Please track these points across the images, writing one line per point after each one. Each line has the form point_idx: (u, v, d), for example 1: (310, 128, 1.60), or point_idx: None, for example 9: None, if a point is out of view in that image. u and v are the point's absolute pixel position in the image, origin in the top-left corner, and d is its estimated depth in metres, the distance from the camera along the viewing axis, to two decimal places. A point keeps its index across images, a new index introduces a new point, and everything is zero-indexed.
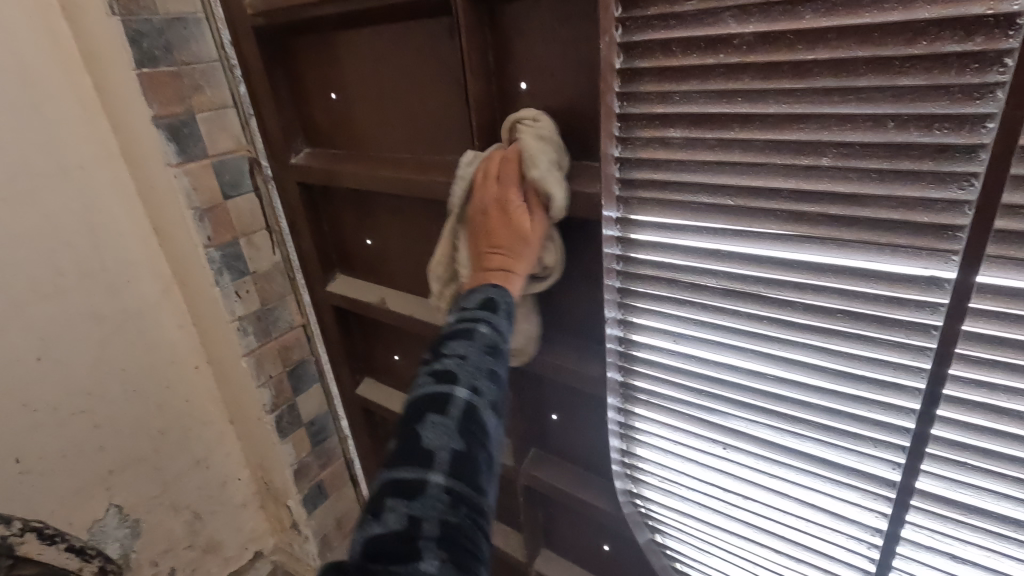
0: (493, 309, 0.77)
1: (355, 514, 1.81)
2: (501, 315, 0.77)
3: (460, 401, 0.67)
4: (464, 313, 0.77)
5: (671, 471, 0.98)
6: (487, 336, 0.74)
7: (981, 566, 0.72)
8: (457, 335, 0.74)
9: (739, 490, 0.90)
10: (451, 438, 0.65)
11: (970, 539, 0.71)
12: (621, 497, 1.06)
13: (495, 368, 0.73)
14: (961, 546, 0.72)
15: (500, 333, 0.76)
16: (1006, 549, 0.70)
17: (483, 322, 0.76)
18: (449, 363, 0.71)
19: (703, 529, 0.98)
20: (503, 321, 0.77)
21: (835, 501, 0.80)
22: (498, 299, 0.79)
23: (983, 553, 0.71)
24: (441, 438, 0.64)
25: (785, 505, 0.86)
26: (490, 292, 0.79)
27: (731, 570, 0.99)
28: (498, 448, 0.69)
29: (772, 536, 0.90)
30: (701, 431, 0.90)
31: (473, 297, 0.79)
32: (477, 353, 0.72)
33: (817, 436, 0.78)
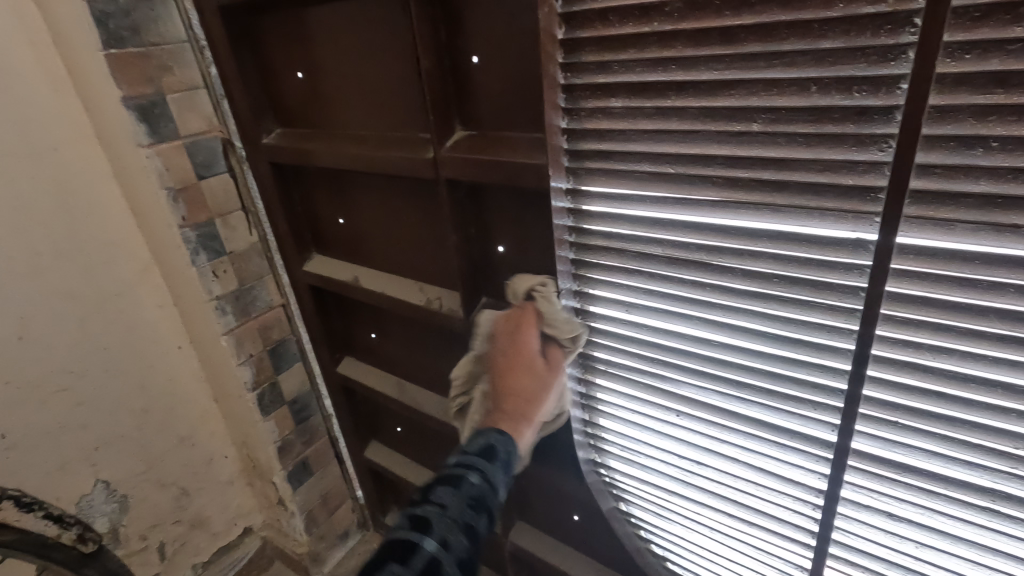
0: (491, 459, 0.79)
1: (340, 491, 1.85)
2: (498, 468, 0.79)
3: (426, 555, 0.68)
4: (462, 456, 0.80)
5: (631, 440, 1.00)
6: (477, 486, 0.76)
7: (916, 523, 0.74)
8: (445, 480, 0.76)
9: (694, 457, 0.92)
10: None
11: (905, 497, 0.74)
12: (586, 466, 1.09)
13: (474, 524, 0.74)
14: (898, 505, 0.75)
15: (492, 487, 0.77)
16: (938, 506, 0.72)
17: (476, 472, 0.77)
18: (429, 511, 0.73)
19: (663, 495, 1.01)
20: (498, 476, 0.79)
21: (781, 464, 0.83)
22: (499, 448, 0.80)
23: (918, 510, 0.74)
24: None
25: (735, 470, 0.89)
26: (491, 438, 0.81)
27: (690, 536, 1.02)
28: None
29: (725, 502, 0.93)
30: (656, 400, 0.92)
31: (475, 440, 0.81)
32: (458, 504, 0.74)
33: (760, 401, 0.80)
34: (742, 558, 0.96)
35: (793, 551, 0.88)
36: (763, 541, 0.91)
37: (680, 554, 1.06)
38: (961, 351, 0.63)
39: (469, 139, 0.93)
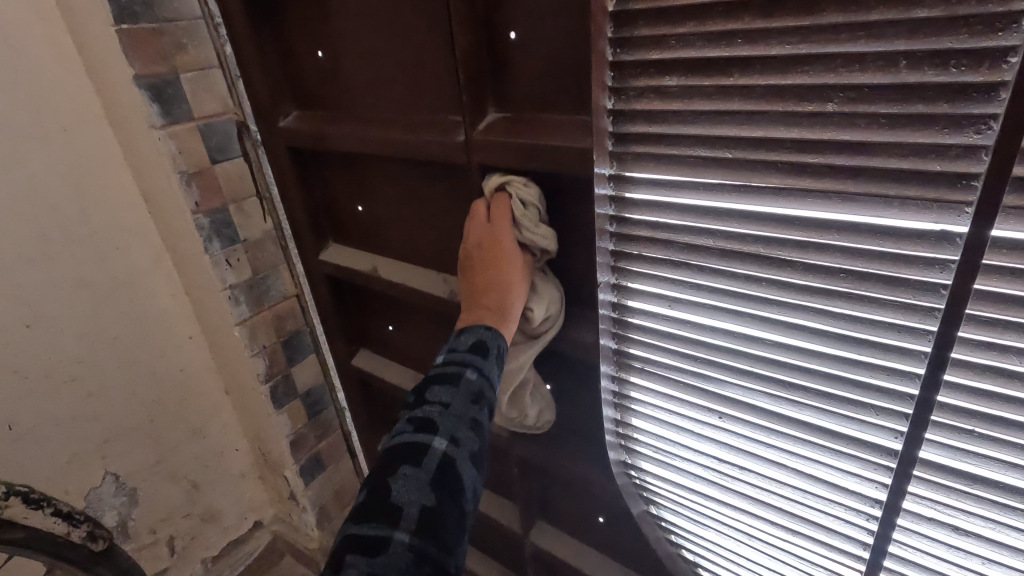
0: (483, 353, 0.77)
1: (353, 485, 1.81)
2: (492, 360, 0.77)
3: (435, 456, 0.68)
4: (455, 353, 0.78)
5: (666, 442, 0.95)
6: (474, 380, 0.75)
7: (988, 539, 0.69)
8: (443, 379, 0.75)
9: (736, 462, 0.87)
10: (423, 496, 0.65)
11: (976, 510, 0.68)
12: (616, 468, 1.04)
13: (478, 417, 0.73)
14: (967, 519, 0.70)
15: (489, 379, 0.76)
16: (1015, 522, 0.67)
17: (472, 368, 0.76)
18: (430, 412, 0.72)
19: (699, 500, 0.96)
20: (494, 365, 0.77)
21: (834, 472, 0.78)
22: (490, 342, 0.78)
23: (991, 525, 0.68)
24: (411, 496, 0.65)
25: (782, 476, 0.84)
26: (483, 334, 0.78)
27: (726, 542, 0.97)
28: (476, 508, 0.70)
29: (768, 508, 0.88)
30: (696, 400, 0.87)
31: (467, 334, 0.79)
32: (460, 402, 0.73)
33: (815, 404, 0.74)
34: (783, 567, 0.92)
35: (842, 562, 0.83)
36: (808, 551, 0.87)
37: (713, 560, 1.02)
38: None
39: (503, 122, 0.88)
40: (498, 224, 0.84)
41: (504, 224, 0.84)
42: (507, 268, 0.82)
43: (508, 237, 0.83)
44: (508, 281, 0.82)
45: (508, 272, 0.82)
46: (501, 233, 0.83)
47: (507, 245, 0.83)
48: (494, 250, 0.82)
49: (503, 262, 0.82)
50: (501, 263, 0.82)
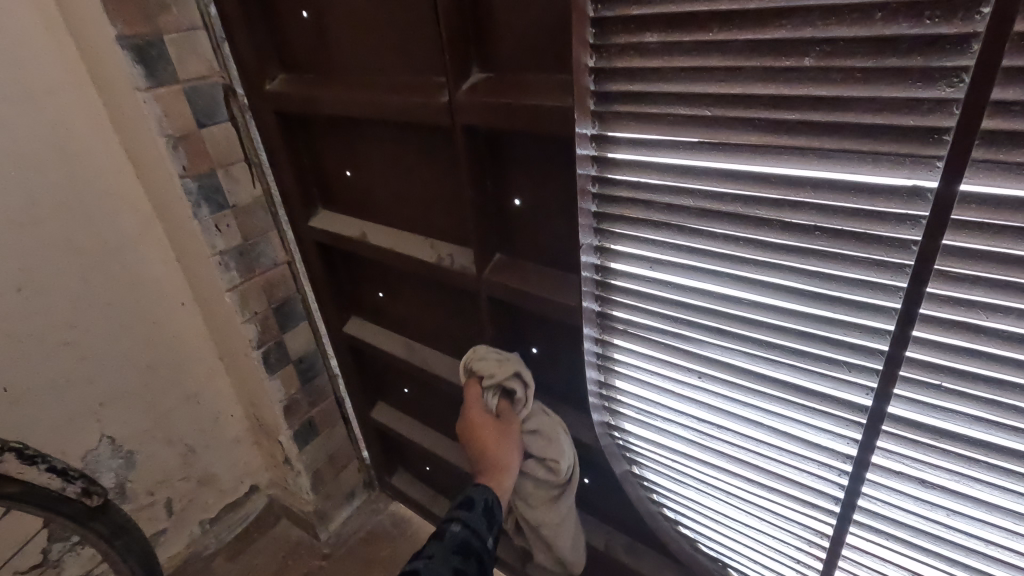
0: (468, 508, 0.94)
1: (347, 451, 1.84)
2: (473, 513, 0.94)
3: None
4: (444, 518, 0.94)
5: (647, 403, 0.97)
6: (460, 533, 0.91)
7: (953, 491, 0.71)
8: (432, 540, 0.90)
9: (714, 421, 0.89)
10: None
11: (942, 463, 0.70)
12: (599, 429, 1.06)
13: (464, 563, 0.88)
14: (934, 473, 0.72)
15: (472, 531, 0.92)
16: (979, 474, 0.69)
17: (456, 522, 0.92)
18: (420, 563, 0.85)
19: (679, 459, 0.99)
20: (476, 518, 0.93)
21: (808, 429, 0.80)
22: (477, 499, 0.96)
23: (956, 478, 0.70)
24: None
25: (758, 434, 0.86)
26: (471, 492, 0.97)
27: (706, 500, 1.00)
28: None
29: (744, 466, 0.90)
30: (676, 361, 0.89)
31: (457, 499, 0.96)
32: (446, 553, 0.87)
33: (790, 362, 0.76)
34: (759, 523, 0.95)
35: (815, 517, 0.86)
36: (783, 507, 0.89)
37: (693, 517, 1.05)
38: (1019, 310, 0.58)
39: (487, 83, 0.87)
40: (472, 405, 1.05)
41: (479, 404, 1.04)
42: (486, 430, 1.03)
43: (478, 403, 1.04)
44: (491, 438, 1.02)
45: (493, 439, 1.02)
46: (472, 414, 1.04)
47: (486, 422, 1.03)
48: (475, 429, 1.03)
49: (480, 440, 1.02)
50: (485, 434, 1.02)
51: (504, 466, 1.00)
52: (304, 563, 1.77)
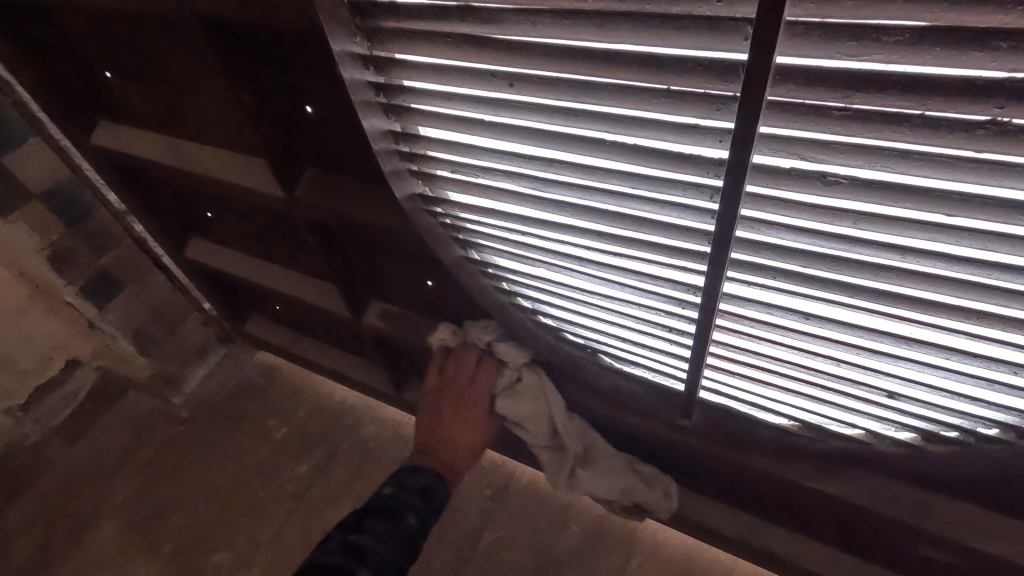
0: (422, 497, 0.83)
1: (179, 304, 1.51)
2: (428, 508, 0.82)
3: (409, 526, 0.78)
4: (402, 491, 0.82)
5: (461, 153, 0.66)
6: (416, 530, 0.78)
7: (891, 187, 0.45)
8: (377, 515, 0.77)
9: (546, 158, 0.60)
10: (395, 542, 0.75)
11: (870, 143, 0.43)
12: (415, 206, 0.76)
13: (413, 526, 0.78)
14: (854, 163, 0.45)
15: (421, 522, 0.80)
16: (933, 147, 0.42)
17: (412, 512, 0.80)
18: (364, 539, 0.73)
19: (519, 227, 0.71)
20: (425, 507, 0.82)
21: (666, 135, 0.51)
22: (425, 484, 0.85)
23: (895, 164, 0.44)
24: (387, 531, 0.75)
25: (606, 163, 0.57)
26: (428, 480, 0.86)
27: (562, 277, 0.75)
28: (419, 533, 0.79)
29: (594, 217, 0.63)
30: (473, 65, 0.56)
31: (422, 480, 0.86)
32: (393, 540, 0.75)
33: (638, 11, 0.44)
34: (623, 293, 0.71)
35: (685, 268, 0.62)
36: (647, 264, 0.65)
37: (550, 303, 0.82)
38: None
39: None
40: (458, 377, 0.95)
41: (435, 379, 0.98)
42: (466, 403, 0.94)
43: (479, 391, 0.94)
44: (470, 421, 0.95)
45: (466, 429, 0.94)
46: (464, 378, 0.94)
47: (474, 409, 0.94)
48: (452, 403, 0.95)
49: (468, 424, 0.94)
50: (460, 422, 0.94)
51: (472, 441, 0.94)
52: (161, 430, 1.54)
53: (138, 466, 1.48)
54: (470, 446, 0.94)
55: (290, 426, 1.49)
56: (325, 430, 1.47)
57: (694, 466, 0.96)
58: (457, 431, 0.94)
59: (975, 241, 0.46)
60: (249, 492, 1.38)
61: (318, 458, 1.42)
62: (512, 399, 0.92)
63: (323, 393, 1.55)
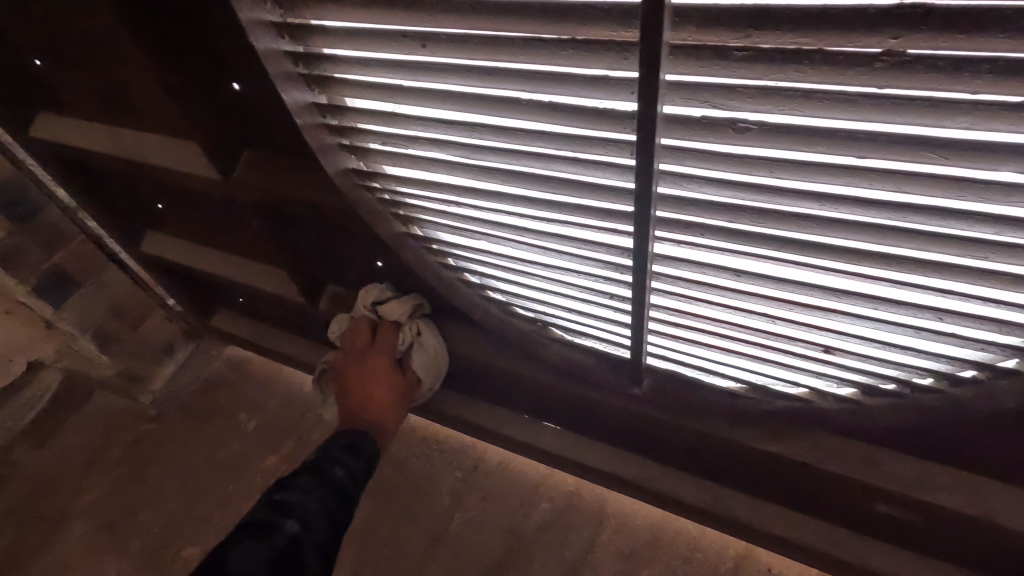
0: (352, 454, 0.80)
1: (140, 301, 1.48)
2: (355, 462, 0.79)
3: (337, 482, 0.74)
4: (327, 451, 0.79)
5: (390, 124, 0.64)
6: (341, 480, 0.75)
7: (800, 131, 0.43)
8: (306, 472, 0.73)
9: (470, 124, 0.59)
10: (325, 503, 0.70)
11: (775, 85, 0.42)
12: (352, 181, 0.74)
13: (344, 490, 0.74)
14: (763, 108, 0.43)
15: (353, 478, 0.77)
16: (836, 87, 0.40)
17: (339, 466, 0.76)
18: (290, 496, 0.68)
19: (455, 199, 0.70)
20: (353, 464, 0.79)
21: (580, 90, 0.50)
22: (360, 442, 0.83)
23: (801, 107, 0.42)
24: (313, 491, 0.70)
25: (529, 124, 0.56)
26: (354, 438, 0.84)
27: (503, 248, 0.74)
28: (350, 496, 0.75)
29: (524, 184, 0.62)
30: (383, 27, 0.54)
31: (342, 441, 0.82)
32: (321, 493, 0.71)
33: None
34: (564, 262, 0.70)
35: (618, 230, 0.61)
36: (581, 229, 0.64)
37: (497, 277, 0.81)
38: None
39: None
40: (377, 347, 0.95)
41: (363, 342, 0.96)
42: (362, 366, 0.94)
43: (386, 357, 0.95)
44: (382, 387, 0.94)
45: (383, 386, 0.94)
46: (378, 347, 0.95)
47: (387, 368, 0.95)
48: (370, 371, 0.94)
49: (377, 390, 0.93)
50: (379, 376, 0.94)
51: (378, 407, 0.92)
52: (130, 430, 1.52)
53: (108, 466, 1.45)
54: (387, 406, 0.93)
55: (260, 419, 1.48)
56: (295, 421, 1.46)
57: (653, 434, 0.96)
58: (383, 391, 0.93)
59: (888, 184, 0.44)
60: (221, 487, 1.37)
61: (289, 449, 1.41)
62: (416, 354, 0.96)
63: (293, 384, 1.53)
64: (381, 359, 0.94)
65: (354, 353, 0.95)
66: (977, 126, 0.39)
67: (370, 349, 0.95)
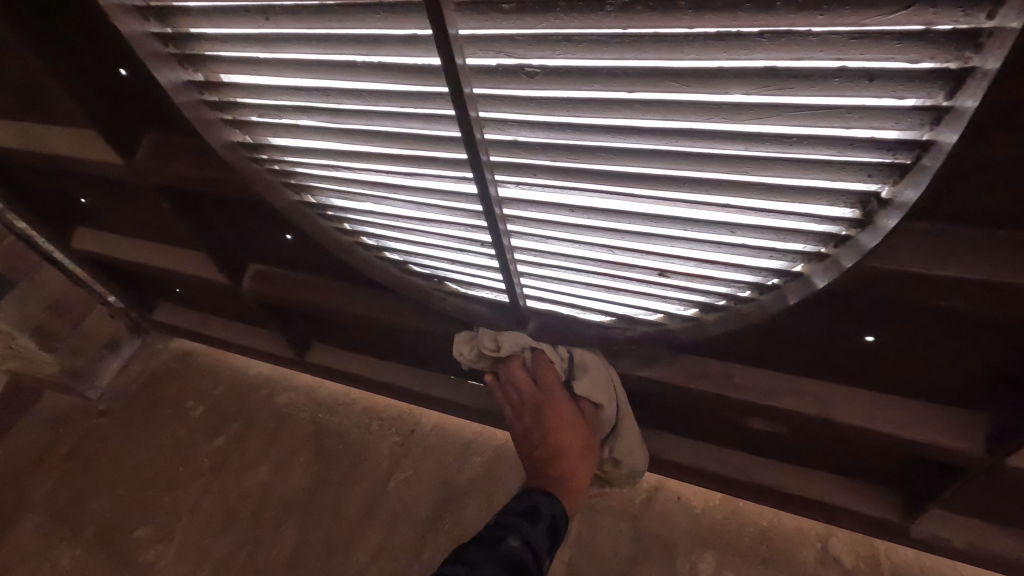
0: (529, 519, 0.61)
1: (79, 298, 1.51)
2: (536, 530, 0.60)
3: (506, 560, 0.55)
4: (499, 516, 0.61)
5: (261, 96, 0.70)
6: (523, 553, 0.56)
7: (573, 71, 0.50)
8: (476, 540, 0.57)
9: (325, 89, 0.65)
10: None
11: (543, 33, 0.49)
12: (241, 154, 0.80)
13: None
14: (541, 54, 0.50)
15: (535, 551, 0.58)
16: (589, 31, 0.47)
17: (513, 534, 0.58)
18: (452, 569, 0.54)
19: (333, 164, 0.76)
20: (540, 537, 0.60)
21: (404, 49, 0.56)
22: (545, 513, 0.63)
23: (572, 52, 0.49)
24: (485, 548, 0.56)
25: (371, 85, 0.62)
26: (541, 503, 0.64)
27: (385, 208, 0.81)
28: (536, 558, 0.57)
29: (384, 142, 0.69)
30: (230, 4, 0.60)
31: (520, 503, 0.64)
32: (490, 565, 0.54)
33: None
34: (437, 215, 0.77)
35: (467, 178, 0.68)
36: (441, 181, 0.71)
37: (389, 237, 0.87)
38: None
39: None
40: (552, 388, 0.81)
41: (529, 382, 0.82)
42: (557, 400, 0.79)
43: (569, 411, 0.79)
44: (574, 450, 0.75)
45: (573, 437, 0.76)
46: (537, 393, 0.80)
47: (570, 412, 0.79)
48: (558, 416, 0.78)
49: (569, 452, 0.74)
50: (566, 429, 0.77)
51: (579, 467, 0.73)
52: (80, 423, 1.55)
53: (59, 459, 1.49)
54: (581, 468, 0.73)
55: (207, 404, 1.53)
56: (241, 404, 1.51)
57: None
58: (579, 444, 0.76)
59: (654, 113, 0.51)
60: (169, 470, 1.42)
61: (235, 430, 1.46)
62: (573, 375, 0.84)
63: (238, 369, 1.58)
64: (562, 397, 0.80)
65: (531, 390, 0.81)
66: (705, 55, 0.46)
67: (542, 389, 0.80)
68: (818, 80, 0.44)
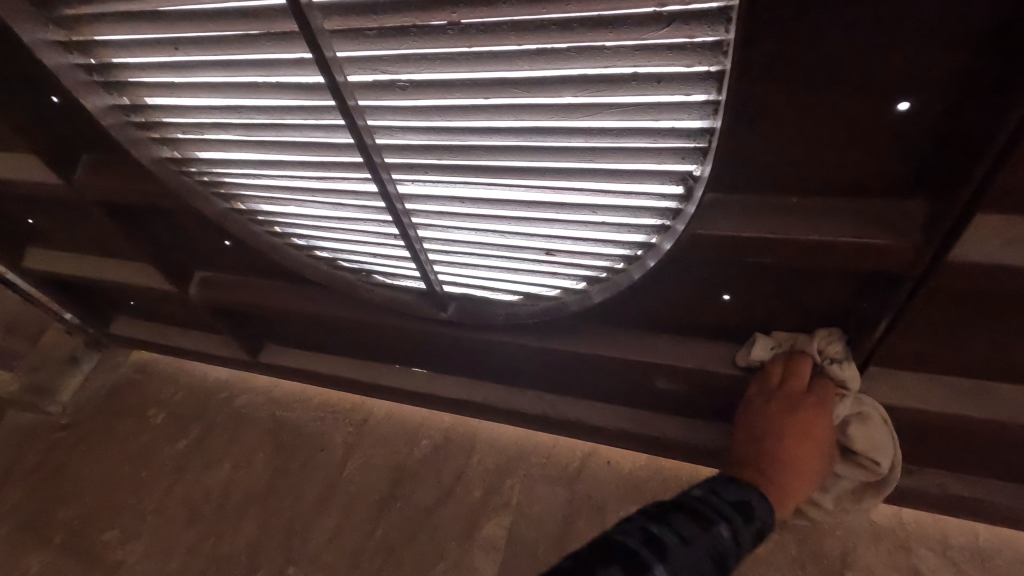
0: (744, 518, 0.64)
1: None
2: (749, 529, 0.64)
3: (714, 544, 0.61)
4: (714, 499, 0.66)
5: (184, 115, 0.78)
6: (727, 541, 0.61)
7: (435, 84, 0.60)
8: (689, 517, 0.62)
9: (237, 106, 0.73)
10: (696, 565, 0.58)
11: (405, 53, 0.58)
12: (172, 169, 0.88)
13: None
14: (408, 70, 0.60)
15: (737, 547, 0.62)
16: (440, 50, 0.57)
17: (725, 526, 0.62)
18: (665, 534, 0.60)
19: (255, 172, 0.84)
20: (744, 538, 0.63)
21: (297, 70, 0.65)
22: (759, 516, 0.66)
23: (432, 68, 0.59)
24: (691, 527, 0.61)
25: (275, 102, 0.71)
26: (755, 507, 0.67)
27: (308, 210, 0.90)
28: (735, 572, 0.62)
29: (296, 150, 0.77)
30: (143, 36, 0.68)
31: (732, 493, 0.68)
32: (700, 550, 0.59)
33: None
34: (353, 213, 0.86)
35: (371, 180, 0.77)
36: (350, 182, 0.80)
37: (316, 236, 0.96)
38: None
39: None
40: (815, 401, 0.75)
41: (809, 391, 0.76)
42: (815, 423, 0.75)
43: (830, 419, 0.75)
44: (806, 464, 0.74)
45: (805, 452, 0.74)
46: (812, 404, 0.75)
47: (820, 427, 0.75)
48: (807, 431, 0.74)
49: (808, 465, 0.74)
50: (804, 444, 0.74)
51: (802, 478, 0.73)
52: (43, 438, 1.60)
53: (25, 473, 1.54)
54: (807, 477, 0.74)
55: (168, 410, 1.59)
56: (202, 407, 1.58)
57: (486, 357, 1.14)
58: (799, 470, 0.73)
59: (507, 116, 0.61)
60: (134, 475, 1.48)
61: (197, 433, 1.53)
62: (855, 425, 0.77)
63: (197, 375, 1.64)
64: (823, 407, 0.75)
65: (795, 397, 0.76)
66: (536, 66, 0.56)
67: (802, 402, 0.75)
68: (622, 84, 0.55)
